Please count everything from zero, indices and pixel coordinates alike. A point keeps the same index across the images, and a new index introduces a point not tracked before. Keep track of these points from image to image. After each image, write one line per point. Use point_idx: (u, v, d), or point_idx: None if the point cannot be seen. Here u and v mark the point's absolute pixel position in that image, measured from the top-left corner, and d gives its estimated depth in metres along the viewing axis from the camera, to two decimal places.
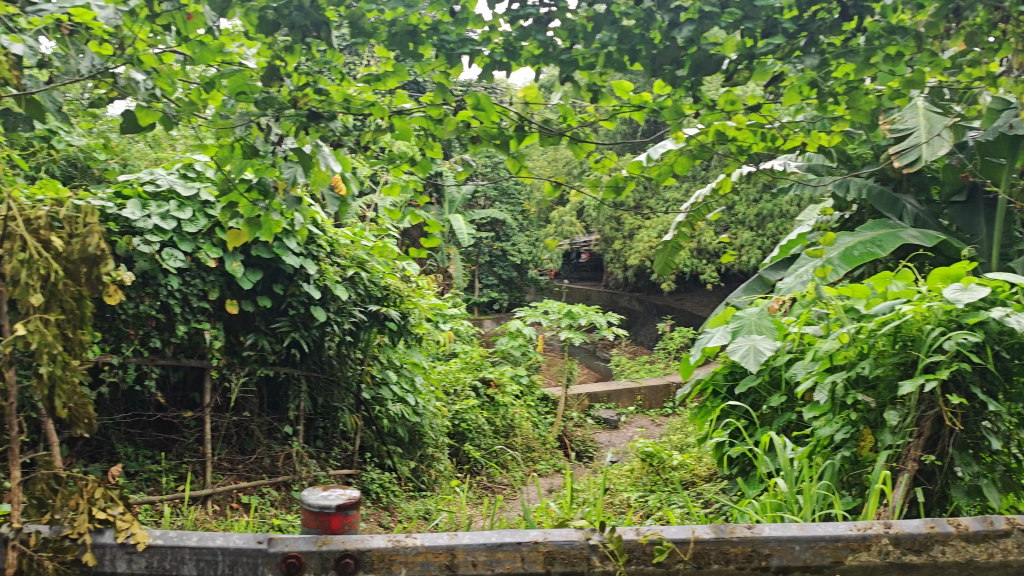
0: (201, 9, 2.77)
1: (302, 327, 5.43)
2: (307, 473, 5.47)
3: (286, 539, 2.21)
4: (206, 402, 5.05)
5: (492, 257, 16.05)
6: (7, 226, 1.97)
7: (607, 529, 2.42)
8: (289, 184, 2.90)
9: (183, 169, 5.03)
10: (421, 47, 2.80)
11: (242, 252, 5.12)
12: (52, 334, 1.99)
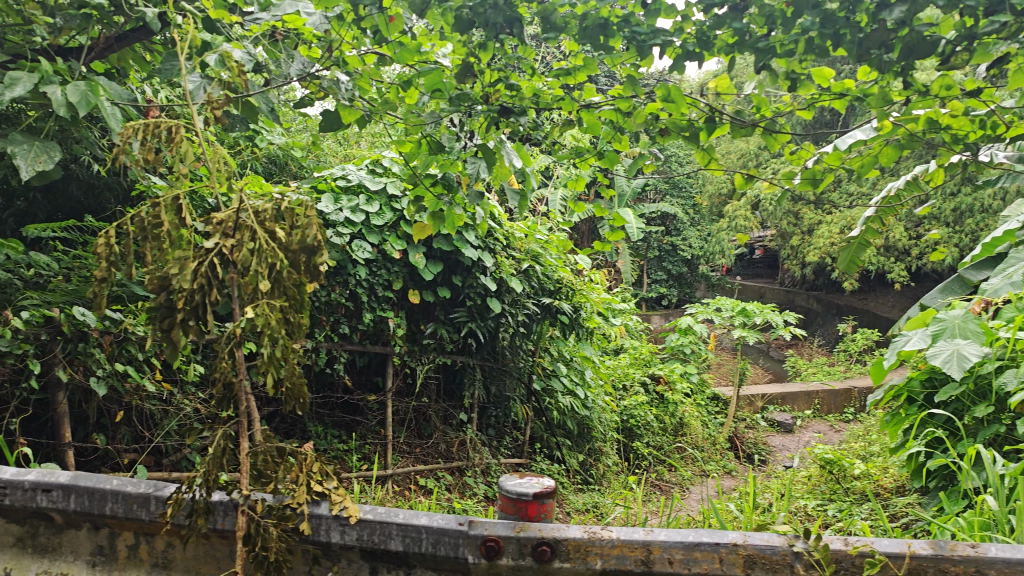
0: (401, 11, 2.95)
1: (478, 318, 5.58)
2: (480, 460, 5.61)
3: (486, 523, 2.22)
4: (389, 387, 5.30)
5: (662, 252, 15.81)
6: (238, 218, 2.01)
7: (813, 538, 2.28)
8: (474, 180, 2.97)
9: (372, 165, 5.31)
10: (612, 40, 2.77)
11: (425, 244, 5.33)
12: (277, 318, 1.97)
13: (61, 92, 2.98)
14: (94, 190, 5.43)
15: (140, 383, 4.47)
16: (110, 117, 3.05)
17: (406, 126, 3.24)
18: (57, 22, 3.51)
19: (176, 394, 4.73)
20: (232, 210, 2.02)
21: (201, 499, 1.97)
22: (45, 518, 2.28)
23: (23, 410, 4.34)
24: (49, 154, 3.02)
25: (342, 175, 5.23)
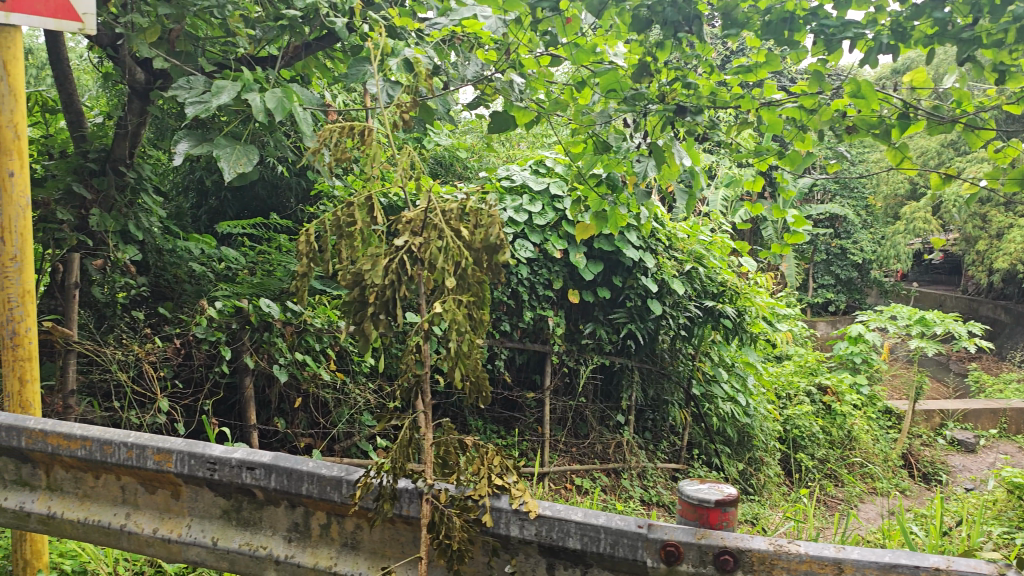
0: (579, 14, 2.98)
1: (638, 319, 5.54)
2: (636, 463, 5.53)
3: (665, 526, 1.90)
4: (547, 385, 5.35)
5: (830, 255, 15.10)
6: (427, 217, 2.08)
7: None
8: (643, 178, 2.93)
9: (536, 165, 5.39)
10: (797, 35, 2.68)
11: (586, 244, 5.36)
12: (463, 314, 2.00)
13: (259, 99, 3.18)
14: (277, 189, 5.84)
15: (316, 371, 4.75)
16: (302, 121, 3.24)
17: (574, 127, 3.31)
18: (257, 34, 3.82)
19: (348, 383, 4.96)
20: (421, 209, 2.09)
21: (389, 485, 1.93)
22: (252, 493, 2.09)
23: (215, 392, 4.73)
24: (248, 156, 3.20)
25: (507, 175, 5.36)
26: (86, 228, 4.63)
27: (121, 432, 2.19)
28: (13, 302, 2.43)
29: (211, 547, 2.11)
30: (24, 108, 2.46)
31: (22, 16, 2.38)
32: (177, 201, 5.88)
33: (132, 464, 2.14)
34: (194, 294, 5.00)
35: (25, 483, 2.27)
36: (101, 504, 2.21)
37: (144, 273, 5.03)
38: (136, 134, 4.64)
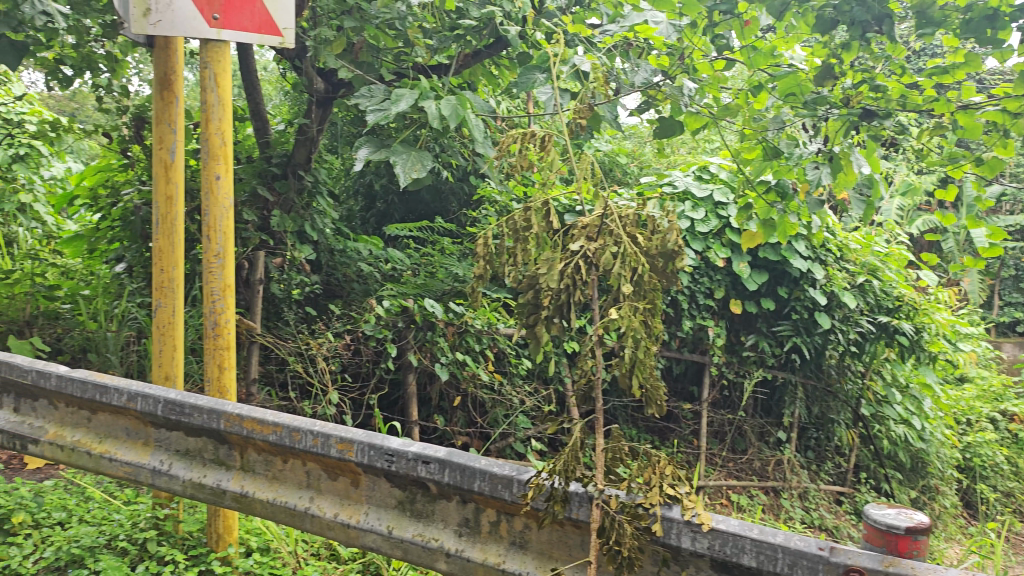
0: (757, 15, 2.94)
1: (804, 333, 5.33)
2: (798, 483, 5.27)
3: (849, 551, 1.77)
4: (705, 397, 5.25)
5: (1019, 271, 13.92)
6: (603, 223, 2.09)
7: None
8: (817, 186, 2.85)
9: (699, 172, 5.33)
10: (1001, 33, 2.48)
11: (750, 254, 5.31)
12: (640, 321, 1.99)
13: (435, 106, 3.31)
14: (441, 194, 6.02)
15: (475, 371, 4.83)
16: (474, 128, 3.35)
17: (745, 132, 3.22)
18: (433, 44, 4.01)
19: (505, 385, 4.98)
20: (597, 215, 2.10)
21: (561, 487, 1.94)
22: (426, 487, 2.16)
23: (380, 387, 4.93)
24: (422, 162, 3.33)
25: (669, 182, 5.31)
26: (267, 227, 4.97)
27: (308, 420, 2.32)
28: (215, 296, 2.63)
29: (386, 535, 2.20)
30: (230, 116, 2.66)
31: (232, 32, 2.55)
32: (348, 205, 6.18)
33: (317, 451, 2.26)
34: (361, 293, 5.24)
35: (222, 463, 2.45)
36: (287, 487, 2.36)
37: (317, 272, 5.34)
38: (313, 141, 4.93)
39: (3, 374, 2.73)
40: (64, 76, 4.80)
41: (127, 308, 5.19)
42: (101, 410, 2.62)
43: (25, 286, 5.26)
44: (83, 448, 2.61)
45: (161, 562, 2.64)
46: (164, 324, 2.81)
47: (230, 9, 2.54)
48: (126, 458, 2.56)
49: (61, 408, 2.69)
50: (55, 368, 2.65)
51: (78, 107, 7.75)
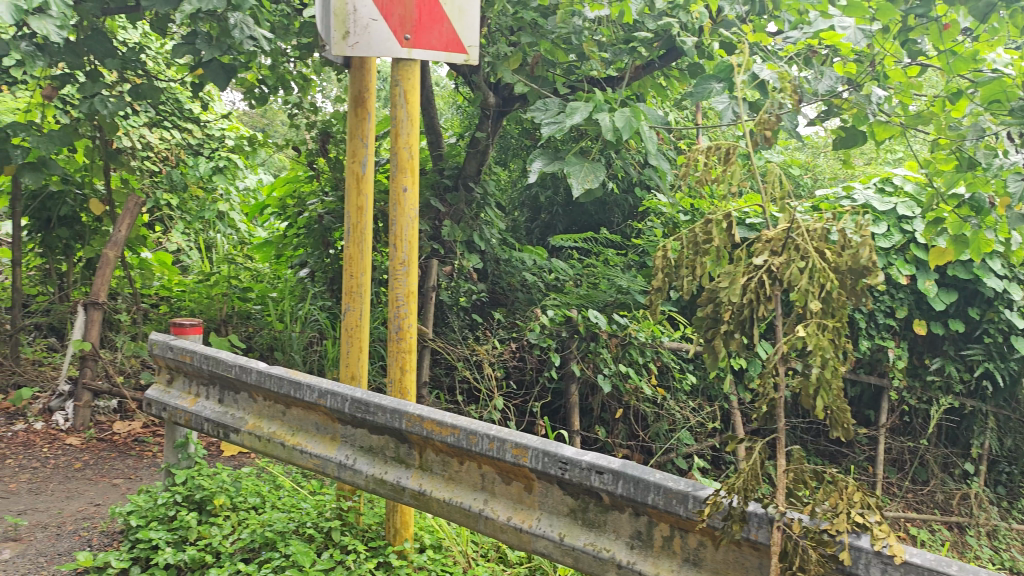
0: (958, 18, 2.91)
1: (998, 358, 4.94)
2: (986, 520, 4.86)
3: None
4: (882, 422, 4.96)
5: None
6: (789, 237, 2.02)
7: None
8: (1022, 199, 2.62)
9: (881, 184, 5.07)
10: None
11: (937, 271, 4.99)
12: (829, 340, 1.91)
13: (609, 119, 3.33)
14: (605, 205, 6.05)
15: (638, 385, 4.78)
16: (648, 140, 3.34)
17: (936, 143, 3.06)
18: (607, 57, 4.08)
19: (668, 399, 4.90)
20: (783, 229, 2.04)
21: (739, 506, 1.89)
22: (598, 498, 2.17)
23: (543, 395, 5.00)
24: (595, 173, 3.36)
25: (848, 195, 5.07)
26: (439, 236, 5.16)
27: (484, 424, 2.40)
28: (400, 301, 2.77)
29: (558, 542, 2.23)
30: (417, 131, 2.79)
31: (422, 51, 2.68)
32: (513, 215, 6.28)
33: (492, 455, 2.33)
34: (525, 302, 5.32)
35: (402, 461, 2.57)
36: (463, 488, 2.44)
37: (483, 280, 5.48)
38: (484, 153, 5.11)
39: (210, 368, 2.98)
40: (262, 94, 5.21)
41: (310, 310, 5.55)
42: (294, 405, 2.81)
43: (223, 288, 5.73)
44: (279, 440, 2.82)
45: (343, 550, 2.81)
46: (351, 326, 2.97)
47: (420, 29, 2.67)
48: (315, 451, 2.74)
49: (259, 402, 2.91)
50: (255, 364, 2.87)
51: (269, 123, 8.37)
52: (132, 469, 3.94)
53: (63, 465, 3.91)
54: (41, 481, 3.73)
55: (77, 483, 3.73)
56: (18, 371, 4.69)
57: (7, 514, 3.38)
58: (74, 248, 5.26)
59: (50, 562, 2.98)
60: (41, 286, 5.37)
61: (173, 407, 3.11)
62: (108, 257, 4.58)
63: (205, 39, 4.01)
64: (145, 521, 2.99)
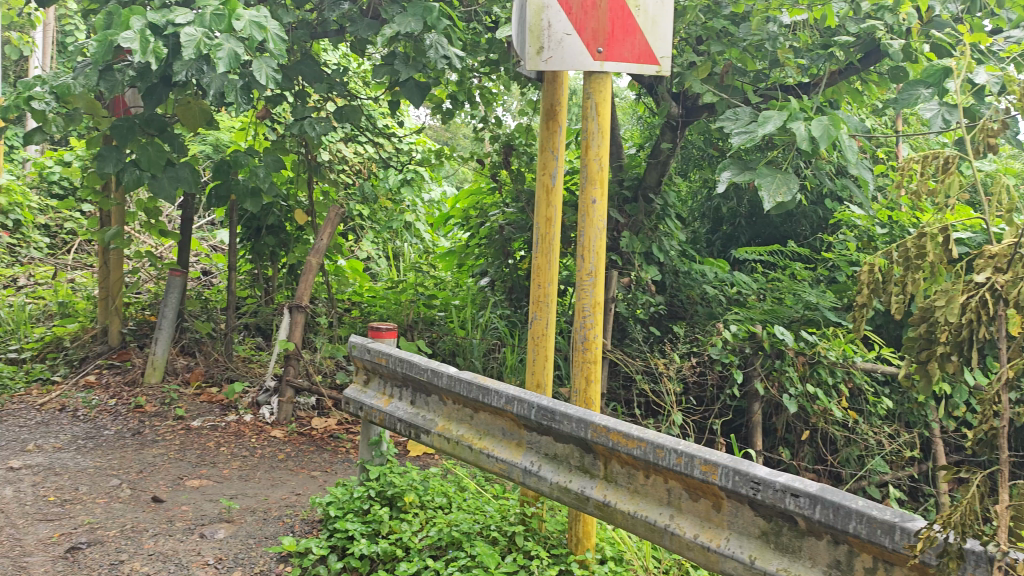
0: None
1: None
2: None
3: None
4: None
5: None
6: (1014, 253, 1.86)
7: None
8: None
9: None
10: None
11: None
12: None
13: (806, 128, 3.21)
14: (792, 217, 5.81)
15: (827, 407, 4.53)
16: (847, 149, 3.19)
17: None
18: (805, 62, 3.96)
19: (861, 423, 4.60)
20: (1009, 244, 1.88)
21: (955, 543, 1.75)
22: (793, 522, 2.08)
23: (724, 413, 4.86)
24: (788, 185, 3.25)
25: None
26: (618, 247, 5.17)
27: (672, 438, 2.36)
28: (586, 311, 2.79)
29: (748, 564, 2.15)
30: (608, 143, 2.80)
31: (614, 64, 2.69)
32: (693, 226, 6.15)
33: (680, 470, 2.29)
34: (705, 316, 5.19)
35: (586, 471, 2.58)
36: (649, 502, 2.42)
37: (661, 293, 5.39)
38: (665, 163, 5.08)
39: (404, 371, 3.12)
40: (450, 110, 5.41)
41: (490, 318, 5.71)
42: (482, 410, 2.90)
43: (410, 295, 6.00)
44: (466, 443, 2.92)
45: (527, 555, 2.86)
46: (537, 335, 3.02)
47: (613, 42, 2.69)
48: (501, 455, 2.81)
49: (449, 405, 3.03)
50: (445, 368, 2.98)
51: (452, 137, 8.70)
52: (328, 463, 4.19)
53: (269, 455, 4.24)
54: (250, 469, 4.06)
55: (280, 473, 4.03)
56: (232, 367, 5.14)
57: (221, 497, 3.70)
58: (279, 255, 5.70)
59: (259, 545, 3.24)
60: (250, 289, 5.85)
61: (369, 407, 3.29)
62: (312, 264, 4.92)
63: (402, 60, 4.25)
64: (342, 512, 3.19)
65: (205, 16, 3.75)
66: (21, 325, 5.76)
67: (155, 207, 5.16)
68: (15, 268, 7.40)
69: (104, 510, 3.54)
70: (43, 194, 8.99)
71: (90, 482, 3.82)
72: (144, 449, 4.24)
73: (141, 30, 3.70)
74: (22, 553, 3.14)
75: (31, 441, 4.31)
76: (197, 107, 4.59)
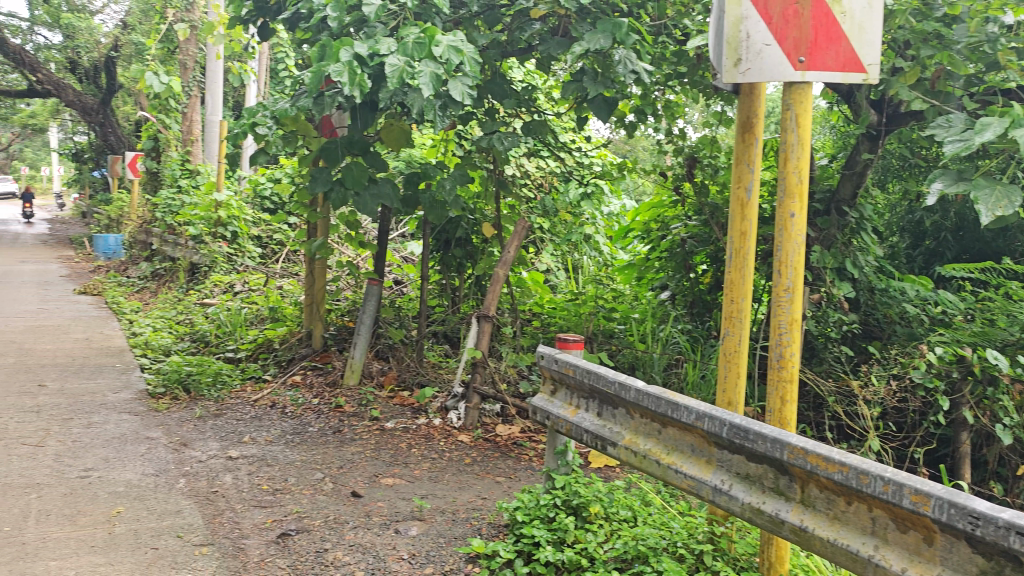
0: None
1: None
2: None
3: None
4: None
5: None
6: None
7: None
8: None
9: None
10: None
11: None
12: None
13: None
14: (1006, 231, 5.34)
15: None
16: None
17: None
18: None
19: None
20: None
21: None
22: (1017, 562, 1.91)
23: (927, 441, 4.59)
24: (1009, 198, 3.00)
25: None
26: (808, 263, 4.97)
27: (877, 464, 2.24)
28: (782, 328, 2.71)
29: None
30: (808, 154, 2.71)
31: (817, 73, 2.61)
32: (891, 241, 5.79)
33: (887, 498, 2.17)
34: (905, 336, 4.87)
35: (781, 493, 2.50)
36: (851, 530, 2.31)
37: (855, 310, 5.12)
38: (862, 175, 4.86)
39: (591, 383, 3.16)
40: (632, 123, 5.41)
41: (671, 332, 5.64)
42: (671, 425, 2.88)
43: (590, 307, 6.05)
44: (654, 457, 2.91)
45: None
46: (730, 351, 2.97)
47: (815, 51, 2.61)
48: (690, 472, 2.78)
49: (636, 418, 3.03)
50: (634, 382, 2.98)
51: (632, 149, 8.69)
52: (512, 469, 4.30)
53: (456, 458, 4.42)
54: (439, 471, 4.25)
55: (467, 477, 4.18)
56: (422, 372, 5.41)
57: (414, 496, 3.90)
58: (465, 266, 5.92)
59: (450, 544, 3.38)
60: (438, 299, 6.13)
61: (556, 416, 3.35)
62: (499, 275, 5.08)
63: (591, 77, 4.31)
64: (529, 518, 3.28)
65: (407, 45, 3.98)
66: (237, 326, 6.43)
67: (355, 220, 5.51)
68: (233, 276, 8.17)
69: (309, 501, 3.83)
70: (256, 209, 9.88)
71: (297, 474, 4.14)
72: (343, 447, 4.54)
73: (348, 61, 3.97)
74: (241, 535, 3.46)
75: (246, 433, 4.73)
76: (398, 128, 4.90)
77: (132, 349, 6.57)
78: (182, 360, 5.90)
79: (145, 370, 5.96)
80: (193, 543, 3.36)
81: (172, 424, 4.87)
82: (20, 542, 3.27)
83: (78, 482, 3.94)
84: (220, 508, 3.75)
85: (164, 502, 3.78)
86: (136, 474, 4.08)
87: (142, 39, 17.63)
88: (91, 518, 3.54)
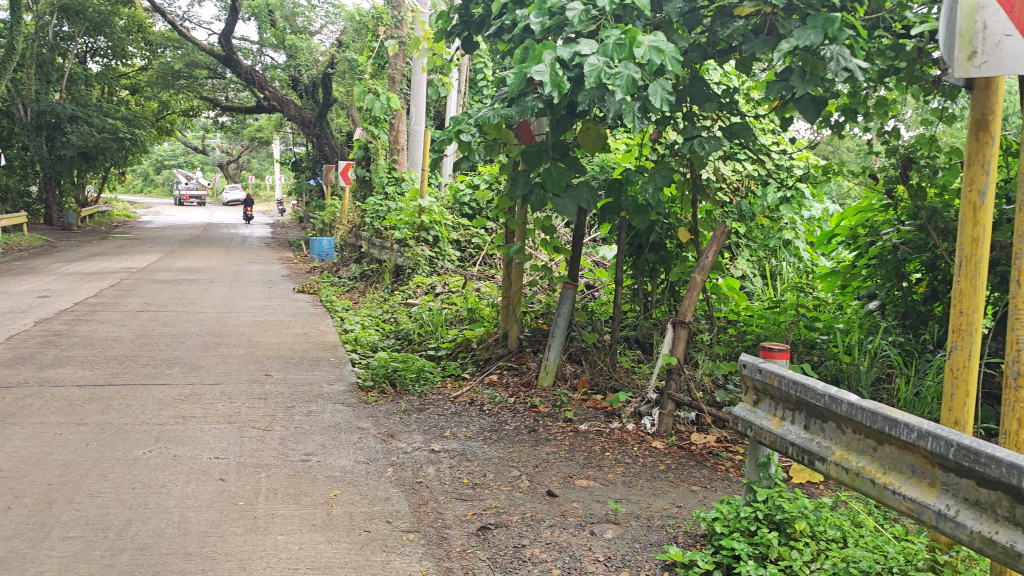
0: None
1: None
2: None
3: None
4: None
5: None
6: None
7: None
8: None
9: None
10: None
11: None
12: None
13: None
14: None
15: None
16: None
17: None
18: None
19: None
20: None
21: None
22: None
23: None
24: None
25: None
26: None
27: None
28: (1021, 344, 2.49)
29: None
30: None
31: None
32: None
33: None
34: None
35: (1018, 524, 2.29)
36: None
37: None
38: None
39: (799, 394, 3.04)
40: (839, 122, 5.09)
41: (880, 344, 5.30)
42: (889, 443, 2.71)
43: (791, 316, 5.82)
44: (869, 476, 2.75)
45: None
46: (957, 366, 2.76)
47: None
48: (911, 494, 2.60)
49: (848, 434, 2.88)
50: (846, 395, 2.84)
51: (836, 151, 8.29)
52: (708, 479, 4.22)
53: (650, 465, 4.39)
54: (634, 476, 4.24)
55: (661, 484, 4.15)
56: (615, 376, 5.41)
57: (608, 499, 3.92)
58: (659, 271, 5.87)
59: (645, 550, 3.37)
60: (632, 303, 6.12)
61: (759, 427, 3.25)
62: (696, 281, 4.97)
63: (799, 75, 4.14)
64: (728, 530, 3.20)
65: (608, 46, 3.97)
66: (438, 326, 6.75)
67: (551, 224, 5.61)
68: (434, 278, 8.59)
69: (507, 497, 3.95)
70: (456, 214, 10.35)
71: (495, 470, 4.29)
72: (538, 446, 4.64)
73: (551, 62, 4.04)
74: (444, 525, 3.63)
75: (448, 428, 4.97)
76: (595, 132, 4.90)
77: (345, 344, 7.07)
78: (389, 357, 6.28)
79: (356, 365, 6.40)
80: (401, 529, 3.56)
81: (381, 416, 5.19)
82: (253, 516, 3.61)
83: (300, 465, 4.29)
84: (425, 498, 3.95)
85: (374, 488, 4.04)
86: (349, 461, 4.38)
87: (356, 57, 18.99)
88: (311, 499, 3.86)
